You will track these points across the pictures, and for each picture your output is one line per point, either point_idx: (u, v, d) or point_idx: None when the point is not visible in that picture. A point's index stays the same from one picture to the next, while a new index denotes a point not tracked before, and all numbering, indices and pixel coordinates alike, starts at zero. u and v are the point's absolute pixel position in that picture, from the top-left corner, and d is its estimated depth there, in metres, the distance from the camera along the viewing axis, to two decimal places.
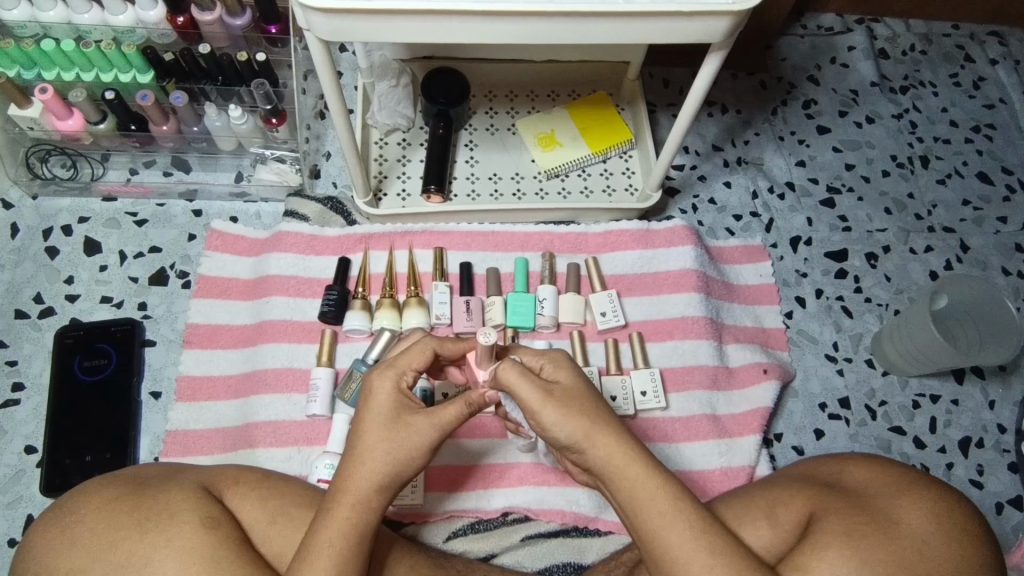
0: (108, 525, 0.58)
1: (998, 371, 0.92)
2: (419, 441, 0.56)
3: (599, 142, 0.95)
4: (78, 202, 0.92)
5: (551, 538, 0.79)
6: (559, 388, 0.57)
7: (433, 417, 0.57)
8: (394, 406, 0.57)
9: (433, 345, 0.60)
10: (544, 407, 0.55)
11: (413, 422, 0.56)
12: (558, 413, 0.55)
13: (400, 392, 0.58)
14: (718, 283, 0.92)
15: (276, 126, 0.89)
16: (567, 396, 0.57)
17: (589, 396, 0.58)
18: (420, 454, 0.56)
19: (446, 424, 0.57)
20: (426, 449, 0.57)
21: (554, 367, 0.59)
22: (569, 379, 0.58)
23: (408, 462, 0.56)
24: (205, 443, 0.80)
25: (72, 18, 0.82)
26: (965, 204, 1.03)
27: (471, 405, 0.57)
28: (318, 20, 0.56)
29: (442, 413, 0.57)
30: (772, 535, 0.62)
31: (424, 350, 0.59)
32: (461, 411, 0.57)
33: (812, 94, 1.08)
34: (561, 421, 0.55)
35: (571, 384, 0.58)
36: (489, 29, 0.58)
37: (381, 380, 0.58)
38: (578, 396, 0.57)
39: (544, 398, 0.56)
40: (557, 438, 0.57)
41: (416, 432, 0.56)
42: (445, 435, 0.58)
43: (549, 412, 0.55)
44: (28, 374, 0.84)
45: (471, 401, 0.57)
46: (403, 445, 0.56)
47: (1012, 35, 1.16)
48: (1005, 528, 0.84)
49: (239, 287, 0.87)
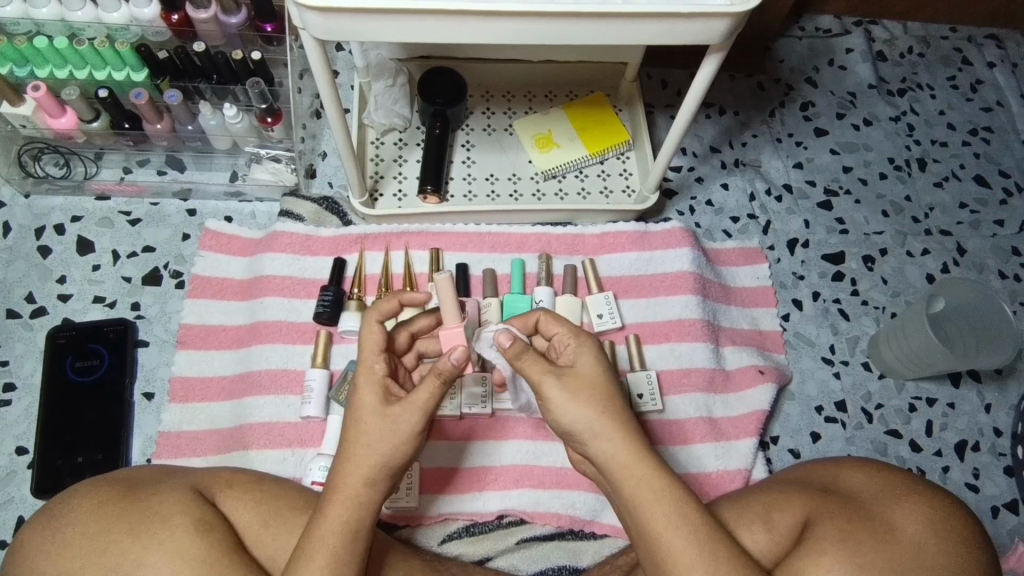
0: (100, 527, 0.58)
1: (995, 375, 0.92)
2: (402, 428, 0.56)
3: (597, 142, 0.94)
4: (71, 201, 0.92)
5: (546, 541, 0.79)
6: (571, 374, 0.58)
7: (413, 401, 0.56)
8: (377, 399, 0.57)
9: (377, 318, 0.60)
10: (551, 388, 0.57)
11: (395, 410, 0.56)
12: (566, 397, 0.57)
13: (382, 383, 0.58)
14: (715, 285, 0.91)
15: (272, 125, 0.88)
16: (579, 383, 0.57)
17: (605, 386, 0.58)
18: (408, 442, 0.56)
19: (426, 404, 0.56)
20: (414, 436, 0.56)
21: (576, 348, 0.60)
22: (586, 366, 0.59)
23: (399, 451, 0.56)
24: (199, 444, 0.79)
25: (66, 14, 0.80)
26: (962, 207, 1.03)
27: (442, 376, 0.56)
28: (311, 18, 0.56)
29: (418, 396, 0.56)
30: (768, 539, 0.62)
31: (371, 326, 0.60)
32: (434, 387, 0.56)
33: (809, 96, 1.08)
34: (566, 406, 0.57)
35: (586, 368, 0.58)
36: (485, 29, 0.58)
37: (361, 374, 0.58)
38: (592, 383, 0.58)
39: (550, 378, 0.57)
40: (561, 424, 0.58)
41: (400, 420, 0.56)
42: (429, 415, 0.57)
43: (557, 395, 0.57)
44: (20, 375, 0.83)
45: (441, 371, 0.56)
46: (389, 436, 0.56)
47: (1010, 38, 1.16)
48: (1001, 532, 0.84)
49: (232, 288, 0.87)
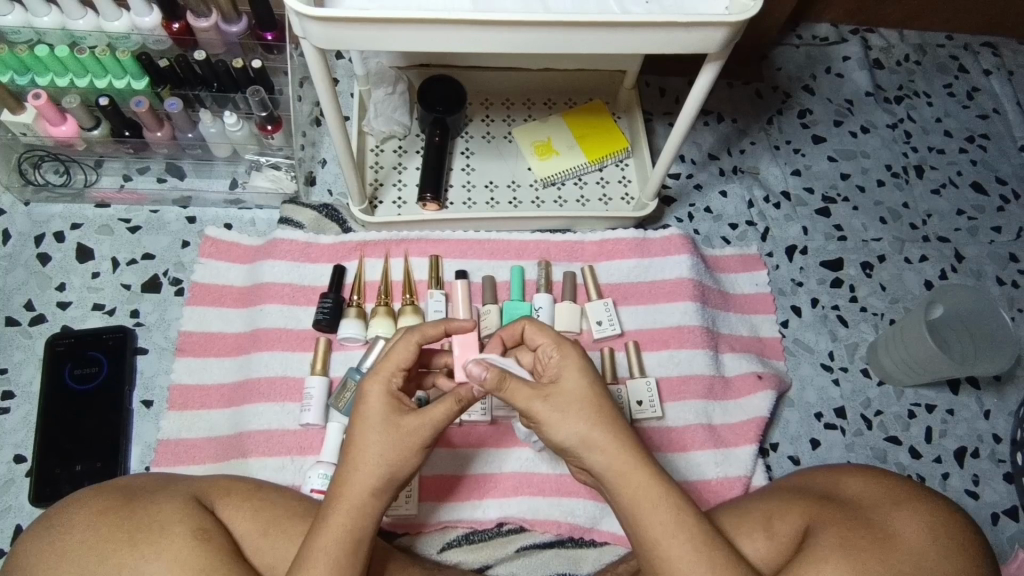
0: (99, 536, 0.57)
1: (993, 382, 0.92)
2: (413, 440, 0.56)
3: (595, 150, 0.95)
4: (71, 209, 0.92)
5: (546, 549, 0.79)
6: (558, 391, 0.57)
7: (426, 416, 0.57)
8: (385, 409, 0.57)
9: (416, 339, 0.59)
10: (540, 410, 0.56)
11: (407, 423, 0.56)
12: (555, 416, 0.56)
13: (391, 394, 0.58)
14: (714, 292, 0.92)
15: (269, 134, 0.89)
16: (568, 399, 0.57)
17: (593, 397, 0.58)
18: (415, 454, 0.57)
19: (436, 422, 0.57)
20: (420, 449, 0.57)
21: (560, 362, 0.59)
22: (572, 381, 0.58)
23: (405, 462, 0.56)
24: (197, 452, 0.79)
25: (67, 23, 0.81)
26: (959, 214, 1.03)
27: (461, 403, 0.57)
28: (313, 27, 0.56)
29: (431, 412, 0.57)
30: (768, 547, 0.62)
31: (407, 346, 0.59)
32: (451, 408, 0.57)
33: (807, 104, 1.08)
34: (557, 424, 0.56)
35: (572, 384, 0.58)
36: (485, 39, 0.58)
37: (373, 384, 0.58)
38: (581, 394, 0.57)
39: (540, 401, 0.57)
40: (555, 440, 0.58)
41: (410, 432, 0.56)
42: (439, 432, 0.58)
43: (546, 415, 0.56)
44: (18, 382, 0.83)
45: (462, 398, 0.57)
46: (394, 446, 0.56)
47: (1006, 47, 1.17)
48: (1000, 538, 0.84)
49: (232, 295, 0.87)
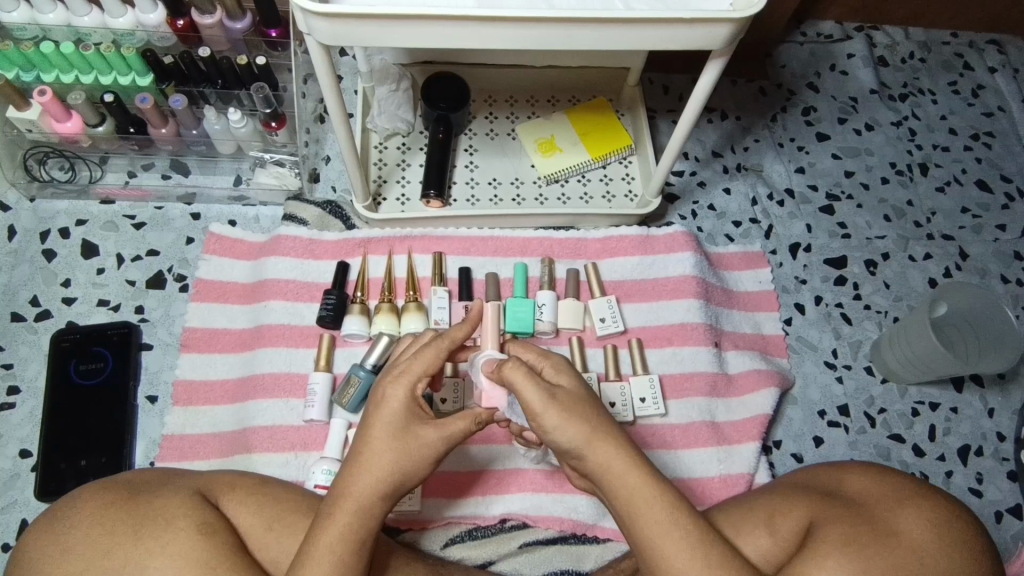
0: (105, 529, 0.58)
1: (998, 380, 0.92)
2: (429, 452, 0.57)
3: (599, 147, 0.94)
4: (76, 204, 0.92)
5: (549, 545, 0.79)
6: (561, 392, 0.57)
7: (444, 429, 0.57)
8: (405, 415, 0.57)
9: (444, 347, 0.58)
10: (545, 410, 0.55)
11: (425, 434, 0.57)
12: (560, 417, 0.55)
13: (412, 399, 0.57)
14: (718, 290, 0.91)
15: (275, 130, 0.88)
16: (570, 400, 0.56)
17: (590, 402, 0.58)
18: (428, 462, 0.57)
19: (454, 436, 0.58)
20: (432, 459, 0.57)
21: (554, 369, 0.59)
22: (570, 384, 0.58)
23: (417, 469, 0.57)
24: (203, 448, 0.79)
25: (71, 20, 0.81)
26: (964, 211, 1.03)
27: (480, 421, 0.58)
28: (318, 24, 0.56)
29: (452, 425, 0.57)
30: (771, 544, 0.62)
31: (437, 351, 0.58)
32: (470, 425, 0.58)
33: (811, 101, 1.08)
34: (563, 426, 0.55)
35: (571, 390, 0.57)
36: (488, 36, 0.58)
37: (394, 388, 0.57)
38: (579, 401, 0.57)
39: (548, 403, 0.55)
40: (558, 443, 0.57)
41: (426, 442, 0.57)
42: (453, 446, 0.58)
43: (550, 416, 0.55)
44: (24, 378, 0.83)
45: (479, 417, 0.58)
46: (409, 454, 0.56)
47: (1012, 44, 1.17)
48: (1004, 536, 0.84)
49: (236, 291, 0.87)
